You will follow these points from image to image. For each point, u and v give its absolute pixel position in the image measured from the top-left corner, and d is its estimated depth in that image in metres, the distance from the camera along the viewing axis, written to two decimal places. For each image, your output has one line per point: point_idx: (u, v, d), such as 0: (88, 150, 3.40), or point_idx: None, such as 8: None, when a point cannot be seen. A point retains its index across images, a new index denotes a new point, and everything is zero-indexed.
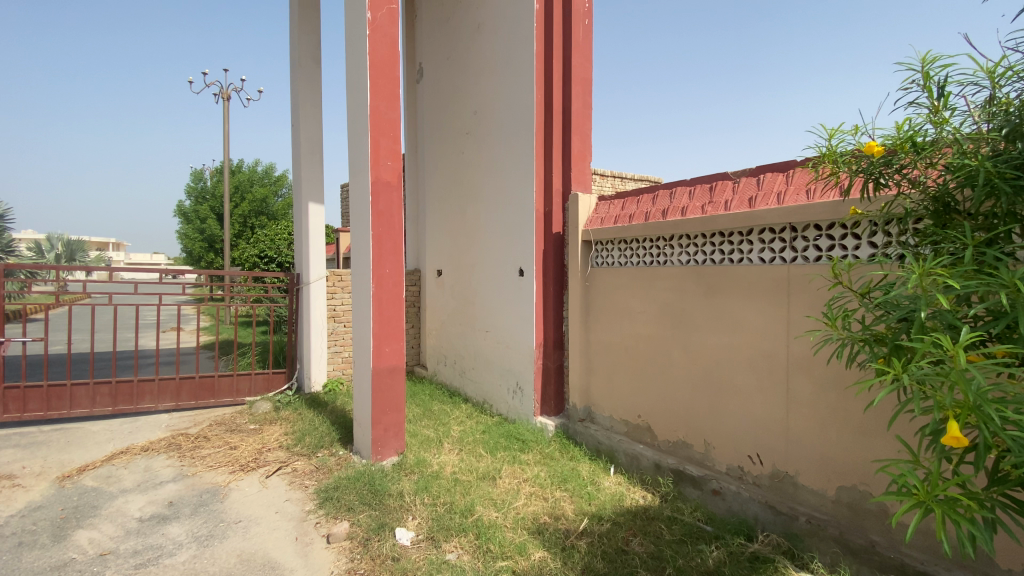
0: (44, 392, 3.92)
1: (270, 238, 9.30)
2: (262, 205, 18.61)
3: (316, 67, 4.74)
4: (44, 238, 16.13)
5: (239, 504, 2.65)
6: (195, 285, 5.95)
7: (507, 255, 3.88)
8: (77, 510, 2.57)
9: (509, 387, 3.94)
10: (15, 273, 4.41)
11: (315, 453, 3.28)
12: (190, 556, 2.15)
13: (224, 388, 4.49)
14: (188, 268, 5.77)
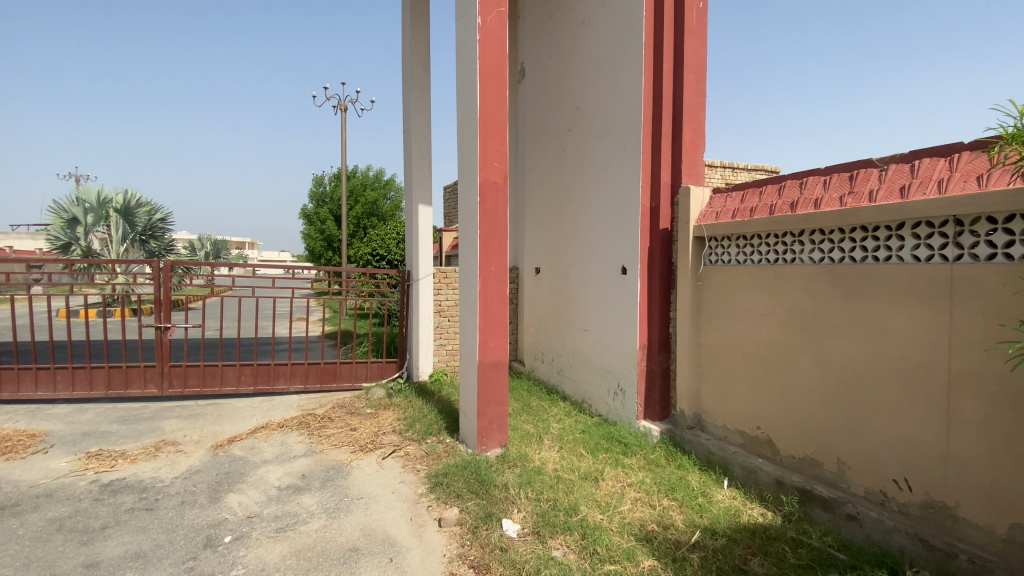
0: (201, 370, 4.57)
1: (381, 237, 10.01)
2: (372, 207, 20.16)
3: (425, 75, 4.98)
4: (196, 239, 18.89)
5: (360, 482, 2.87)
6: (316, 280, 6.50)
7: (610, 253, 3.79)
8: (228, 475, 2.95)
9: (610, 388, 3.85)
10: (174, 269, 4.92)
11: (424, 439, 3.46)
12: (322, 524, 2.37)
13: (344, 374, 4.91)
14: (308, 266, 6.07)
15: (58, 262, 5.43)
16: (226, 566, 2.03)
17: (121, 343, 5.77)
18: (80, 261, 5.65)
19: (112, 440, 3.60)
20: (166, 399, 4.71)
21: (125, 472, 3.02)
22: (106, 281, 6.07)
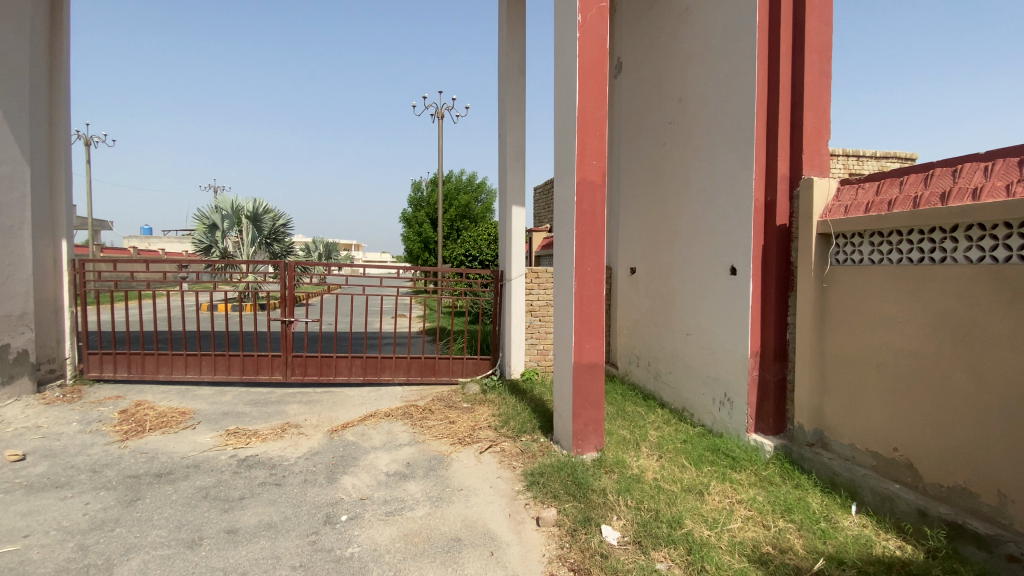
0: (319, 360, 5.03)
1: (474, 238, 10.33)
2: (466, 209, 20.89)
3: (521, 77, 5.03)
4: (311, 243, 20.83)
5: (461, 474, 2.97)
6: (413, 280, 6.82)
7: (716, 252, 3.57)
8: (343, 458, 3.19)
9: (715, 397, 3.62)
10: (292, 269, 5.41)
11: (519, 437, 3.49)
12: (427, 512, 2.48)
13: (442, 369, 5.12)
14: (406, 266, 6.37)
15: (203, 263, 6.22)
16: (342, 543, 2.19)
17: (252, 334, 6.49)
18: (219, 262, 6.43)
19: (246, 420, 4.06)
20: (289, 385, 5.22)
21: (257, 449, 3.39)
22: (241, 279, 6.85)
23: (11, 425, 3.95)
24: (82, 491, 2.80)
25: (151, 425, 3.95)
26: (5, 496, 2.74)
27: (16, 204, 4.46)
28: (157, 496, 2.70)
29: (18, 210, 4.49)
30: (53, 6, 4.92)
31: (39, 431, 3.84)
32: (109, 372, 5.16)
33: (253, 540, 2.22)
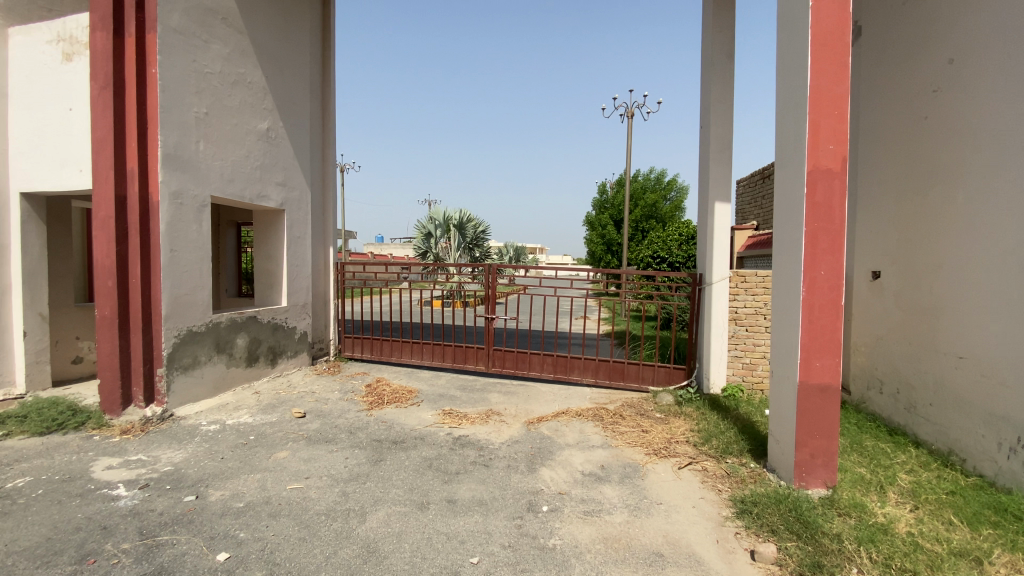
0: (514, 355, 5.41)
1: (663, 239, 9.89)
2: (653, 209, 20.16)
3: (729, 63, 4.62)
4: (503, 247, 22.61)
5: (659, 486, 2.85)
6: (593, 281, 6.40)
7: (1010, 253, 2.75)
8: (541, 450, 3.35)
9: (1003, 442, 2.78)
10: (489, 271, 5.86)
11: (723, 458, 3.20)
12: (625, 519, 2.44)
13: (631, 374, 4.99)
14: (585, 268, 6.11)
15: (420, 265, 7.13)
16: (546, 533, 2.28)
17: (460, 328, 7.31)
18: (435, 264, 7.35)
19: (458, 403, 4.58)
20: (489, 376, 5.72)
21: (468, 430, 3.78)
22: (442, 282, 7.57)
23: (297, 388, 5.16)
24: (342, 447, 3.49)
25: (386, 399, 4.74)
26: (295, 443, 3.59)
27: (301, 220, 5.82)
28: (393, 460, 3.22)
29: (303, 224, 5.84)
30: (326, 63, 6.31)
31: (314, 395, 4.94)
32: (359, 352, 6.41)
33: (468, 512, 2.46)
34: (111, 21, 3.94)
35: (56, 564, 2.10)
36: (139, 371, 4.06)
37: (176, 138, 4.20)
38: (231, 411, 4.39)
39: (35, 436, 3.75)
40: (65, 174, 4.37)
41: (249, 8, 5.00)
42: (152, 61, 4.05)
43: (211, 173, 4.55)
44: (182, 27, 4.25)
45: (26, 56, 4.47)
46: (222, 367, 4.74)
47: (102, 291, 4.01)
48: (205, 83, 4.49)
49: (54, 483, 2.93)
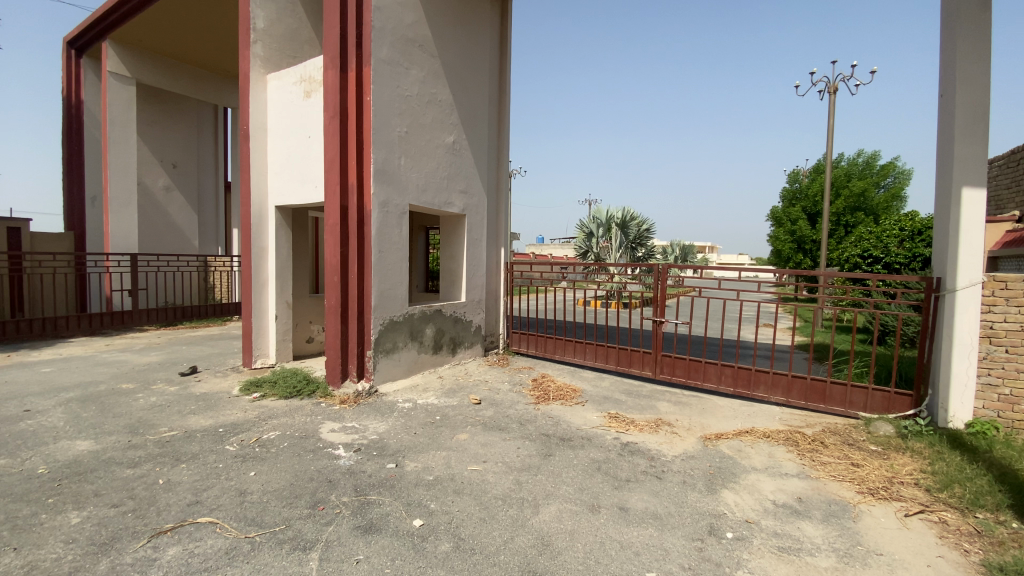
0: (687, 363, 5.05)
1: (876, 236, 8.28)
2: (860, 199, 17.07)
3: (985, 11, 3.65)
4: (671, 245, 21.56)
5: (877, 533, 2.37)
6: (776, 284, 5.26)
7: None
8: (721, 470, 3.08)
9: None
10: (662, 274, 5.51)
11: (971, 512, 2.54)
12: (832, 565, 2.09)
13: (835, 396, 4.27)
14: (767, 269, 5.15)
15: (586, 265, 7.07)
16: (731, 562, 2.08)
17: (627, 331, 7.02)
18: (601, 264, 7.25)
19: (625, 407, 4.47)
20: (658, 383, 5.46)
21: (636, 437, 3.66)
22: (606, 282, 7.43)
23: (473, 376, 5.61)
24: (514, 437, 3.68)
25: (553, 395, 4.85)
26: (473, 428, 3.89)
27: (479, 224, 6.29)
28: (562, 456, 3.28)
29: (479, 227, 6.31)
30: (503, 75, 6.70)
31: (488, 384, 5.30)
32: (525, 347, 6.69)
33: (641, 523, 2.38)
34: (338, 60, 4.75)
35: (298, 504, 2.61)
36: (353, 352, 4.84)
37: (384, 155, 4.89)
38: (421, 392, 4.95)
39: (282, 398, 4.75)
40: (306, 189, 5.42)
41: (440, 33, 5.57)
42: (367, 90, 4.77)
43: (409, 183, 5.19)
44: (389, 58, 4.92)
45: (281, 97, 5.65)
46: (414, 353, 5.38)
47: (330, 284, 4.86)
48: (405, 104, 5.13)
49: (296, 438, 3.67)
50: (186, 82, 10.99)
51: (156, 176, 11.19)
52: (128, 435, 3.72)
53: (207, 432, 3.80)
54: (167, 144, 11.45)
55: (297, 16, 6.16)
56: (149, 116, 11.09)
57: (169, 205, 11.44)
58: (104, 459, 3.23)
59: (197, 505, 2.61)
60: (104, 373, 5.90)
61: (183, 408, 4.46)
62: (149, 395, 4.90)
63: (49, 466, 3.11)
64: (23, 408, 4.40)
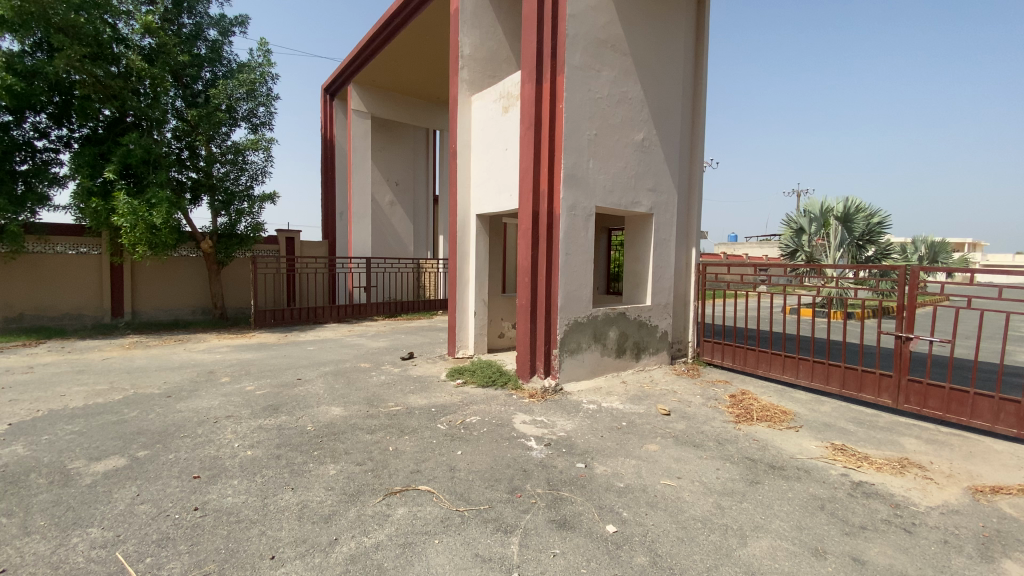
0: (945, 393, 4.00)
1: None
2: None
3: None
4: (909, 243, 17.57)
5: None
6: None
7: None
8: (1002, 535, 2.35)
9: None
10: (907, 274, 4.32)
11: None
12: None
13: None
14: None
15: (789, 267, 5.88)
16: None
17: (854, 346, 5.69)
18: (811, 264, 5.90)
19: (853, 439, 3.75)
20: (899, 414, 4.45)
21: (872, 477, 3.02)
22: (817, 290, 6.10)
23: (660, 385, 5.34)
24: (713, 456, 3.39)
25: (757, 415, 4.32)
26: (664, 440, 3.71)
27: (668, 222, 5.97)
28: (773, 486, 2.90)
29: (668, 226, 5.98)
30: (698, 62, 6.26)
31: (677, 395, 4.99)
32: (720, 358, 6.12)
33: None
34: (534, 73, 5.01)
35: (499, 488, 2.82)
36: (541, 350, 5.06)
37: (575, 160, 4.99)
38: (606, 395, 4.92)
39: (481, 387, 5.22)
40: (502, 197, 5.87)
41: (633, 31, 5.46)
42: (560, 97, 4.93)
43: (598, 185, 5.20)
44: (582, 63, 5.00)
45: (483, 115, 6.21)
46: (599, 354, 5.38)
47: (521, 285, 5.19)
48: (596, 107, 5.15)
49: (493, 425, 3.98)
50: (405, 112, 12.91)
51: (384, 193, 13.46)
52: (366, 406, 4.52)
53: (423, 410, 4.39)
54: (392, 165, 13.66)
55: (497, 38, 6.69)
56: (379, 143, 13.36)
57: (393, 216, 13.62)
58: (350, 423, 3.99)
59: (417, 473, 3.02)
60: (348, 353, 7.29)
61: (404, 387, 5.23)
62: (379, 374, 5.89)
63: (315, 424, 3.97)
64: (299, 377, 5.71)
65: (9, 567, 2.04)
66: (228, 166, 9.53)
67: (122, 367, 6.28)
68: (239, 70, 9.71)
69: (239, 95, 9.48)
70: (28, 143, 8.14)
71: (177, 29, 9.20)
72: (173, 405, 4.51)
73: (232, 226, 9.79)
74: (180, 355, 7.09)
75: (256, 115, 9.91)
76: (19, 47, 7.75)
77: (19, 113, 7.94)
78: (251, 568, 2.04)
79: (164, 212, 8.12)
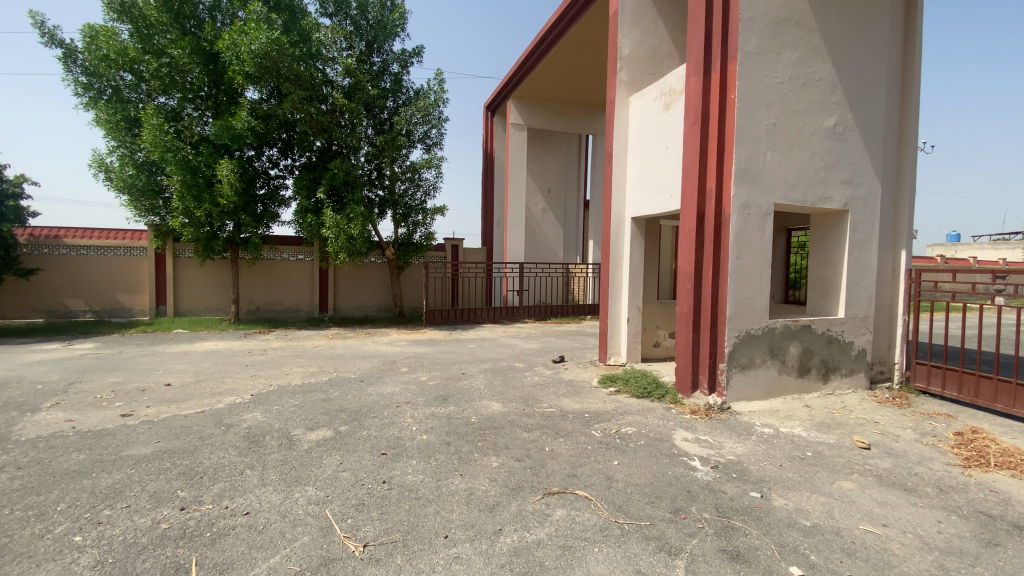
0: None
1: None
2: None
3: None
4: None
5: None
6: None
7: None
8: None
9: None
10: None
11: None
12: None
13: None
14: None
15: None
16: None
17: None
18: None
19: None
20: None
21: None
22: None
23: (855, 413, 4.52)
24: (931, 505, 2.75)
25: (996, 460, 3.40)
26: (862, 478, 3.14)
27: (868, 221, 5.06)
28: (1021, 553, 2.26)
29: (868, 225, 5.07)
30: (909, 26, 5.21)
31: (879, 427, 4.17)
32: (937, 387, 4.97)
33: None
34: (702, 64, 4.68)
35: (660, 506, 2.67)
36: (705, 362, 4.69)
37: (749, 153, 4.52)
38: (784, 419, 4.34)
39: (636, 397, 5.02)
40: (662, 198, 5.60)
41: (821, 3, 4.77)
42: (732, 87, 4.51)
43: (776, 181, 4.64)
44: (758, 47, 4.53)
45: (643, 114, 6.01)
46: (775, 372, 4.79)
47: (684, 291, 4.89)
48: (775, 94, 4.61)
49: (651, 438, 3.80)
50: (560, 120, 13.18)
51: (536, 200, 13.96)
52: (522, 404, 4.69)
53: (577, 415, 4.39)
54: (545, 174, 14.09)
55: (659, 34, 6.43)
56: (534, 153, 13.90)
57: (544, 223, 14.03)
58: (509, 420, 4.18)
59: (574, 477, 3.02)
60: (505, 353, 7.68)
61: (558, 390, 5.30)
62: (534, 374, 6.07)
63: (478, 417, 4.26)
64: (462, 372, 6.18)
65: (252, 510, 2.55)
66: (407, 183, 10.76)
67: (327, 354, 7.52)
68: (416, 97, 10.93)
69: (416, 120, 10.62)
70: (265, 172, 10.25)
71: (369, 67, 10.72)
72: (365, 389, 5.25)
73: (409, 235, 11.05)
74: (368, 347, 8.23)
75: (429, 137, 11.02)
76: (260, 96, 9.80)
77: (259, 148, 10.04)
78: (428, 543, 2.24)
79: (358, 224, 9.52)
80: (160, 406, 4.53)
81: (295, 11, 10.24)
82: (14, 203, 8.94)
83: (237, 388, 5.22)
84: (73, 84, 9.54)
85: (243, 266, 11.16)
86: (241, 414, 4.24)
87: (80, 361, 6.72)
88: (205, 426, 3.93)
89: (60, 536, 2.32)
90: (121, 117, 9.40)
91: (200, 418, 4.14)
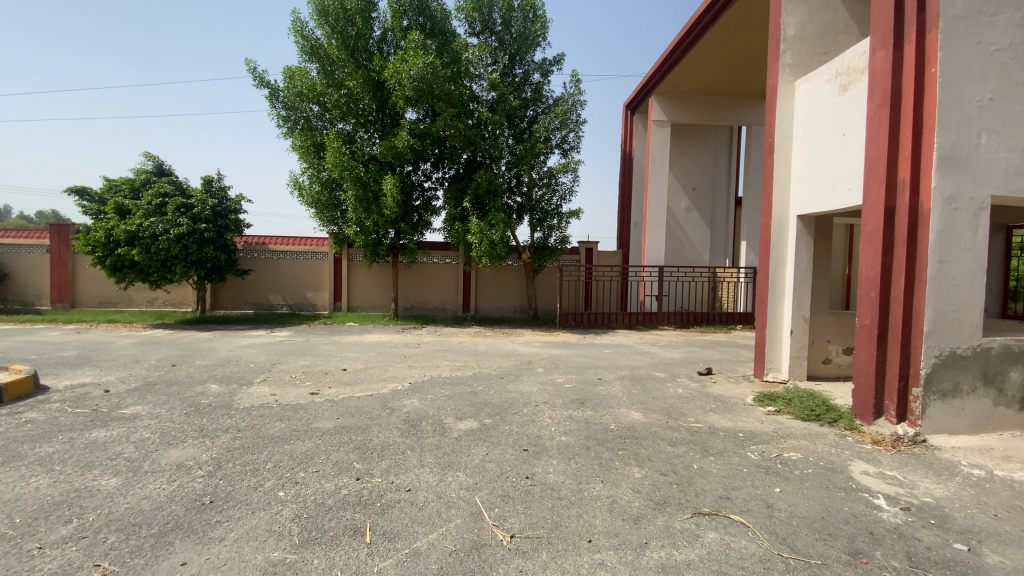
0: None
1: None
2: None
3: None
4: None
5: None
6: None
7: None
8: None
9: None
10: None
11: None
12: None
13: None
14: None
15: None
16: None
17: None
18: None
19: None
20: None
21: None
22: None
23: None
24: None
25: None
26: None
27: None
28: None
29: None
30: None
31: None
32: None
33: None
34: (891, 37, 3.99)
35: (835, 545, 2.33)
36: (893, 384, 3.98)
37: (955, 136, 3.73)
38: (1002, 461, 3.49)
39: (800, 419, 4.46)
40: (836, 194, 4.91)
41: None
42: (932, 59, 3.77)
43: (995, 168, 3.75)
44: (967, 10, 3.72)
45: (812, 100, 5.33)
46: (989, 403, 3.87)
47: (867, 301, 4.21)
48: (990, 63, 3.75)
49: (821, 468, 3.34)
50: (708, 114, 12.32)
51: (679, 200, 13.26)
52: (665, 416, 4.48)
53: (728, 433, 4.04)
54: (689, 171, 13.30)
55: (832, 9, 5.68)
56: (677, 151, 13.22)
57: (688, 224, 13.24)
58: (651, 431, 4.01)
59: (728, 500, 2.79)
60: (644, 360, 7.41)
61: (706, 404, 4.94)
62: (677, 386, 5.74)
63: (618, 424, 4.17)
64: (599, 377, 6.12)
65: (414, 488, 2.83)
66: (545, 189, 11.01)
67: (470, 350, 8.05)
68: (555, 102, 11.14)
69: (554, 126, 10.82)
70: (420, 184, 11.32)
71: (512, 79, 11.20)
72: (505, 385, 5.49)
73: (545, 240, 11.28)
74: (507, 346, 8.59)
75: (566, 142, 11.14)
76: (418, 116, 10.85)
77: (416, 163, 11.13)
78: (573, 544, 2.26)
79: (499, 229, 10.03)
80: (338, 388, 5.27)
81: (447, 34, 11.14)
82: (235, 216, 11.14)
83: (396, 377, 5.84)
84: (276, 118, 11.49)
85: (400, 269, 12.46)
86: (402, 400, 4.74)
87: (279, 346, 8.14)
88: (373, 408, 4.48)
89: (269, 490, 2.83)
90: (310, 144, 11.07)
91: (369, 400, 4.72)
